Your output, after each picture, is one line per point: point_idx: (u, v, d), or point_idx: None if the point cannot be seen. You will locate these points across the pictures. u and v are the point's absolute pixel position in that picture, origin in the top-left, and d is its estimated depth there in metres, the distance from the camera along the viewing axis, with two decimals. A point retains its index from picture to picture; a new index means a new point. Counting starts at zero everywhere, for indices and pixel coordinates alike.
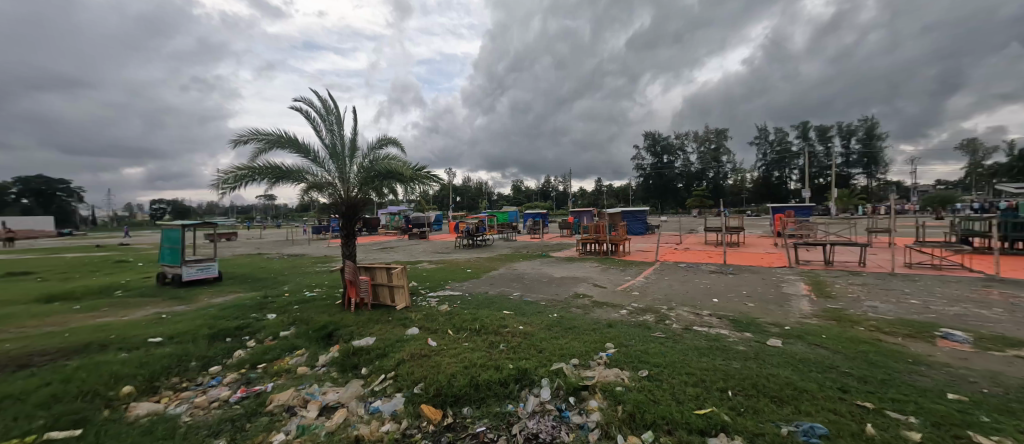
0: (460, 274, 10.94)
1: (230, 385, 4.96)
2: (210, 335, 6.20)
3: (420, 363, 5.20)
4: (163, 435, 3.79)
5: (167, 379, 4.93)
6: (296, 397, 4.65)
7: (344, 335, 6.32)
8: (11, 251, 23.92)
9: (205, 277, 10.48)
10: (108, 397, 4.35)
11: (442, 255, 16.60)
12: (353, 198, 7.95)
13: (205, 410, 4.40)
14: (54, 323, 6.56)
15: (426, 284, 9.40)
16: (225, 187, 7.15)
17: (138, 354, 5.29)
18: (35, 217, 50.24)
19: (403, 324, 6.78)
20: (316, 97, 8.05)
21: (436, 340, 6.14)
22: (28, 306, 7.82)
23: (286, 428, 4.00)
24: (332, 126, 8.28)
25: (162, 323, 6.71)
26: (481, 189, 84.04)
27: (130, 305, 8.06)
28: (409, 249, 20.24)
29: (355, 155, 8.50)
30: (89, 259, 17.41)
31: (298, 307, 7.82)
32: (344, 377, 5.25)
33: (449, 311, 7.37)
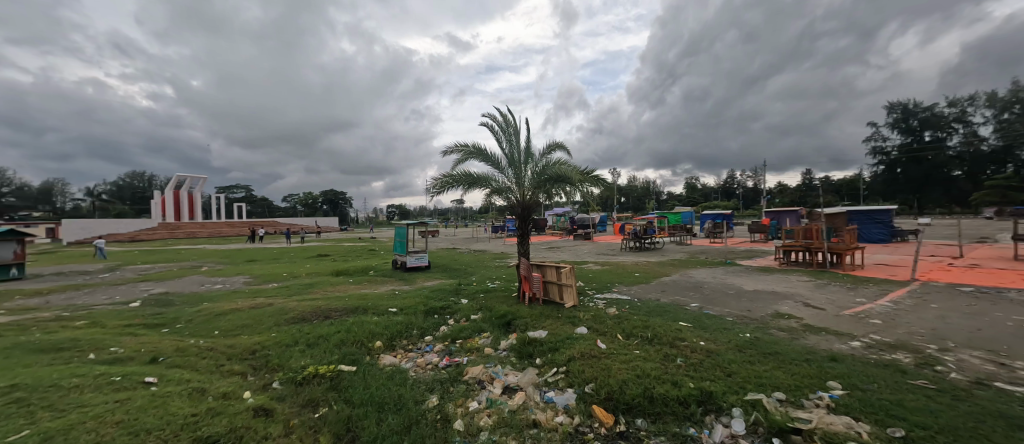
0: (627, 278, 10.49)
1: (439, 353, 6.05)
2: (425, 310, 7.86)
3: (590, 364, 5.08)
4: (399, 382, 4.93)
5: (400, 340, 6.44)
6: (484, 373, 5.21)
7: (520, 325, 6.89)
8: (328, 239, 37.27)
9: (421, 265, 13.46)
10: (369, 347, 5.99)
11: (607, 257, 16.31)
12: (528, 201, 8.89)
13: (424, 370, 5.49)
14: (342, 290, 9.68)
15: (591, 286, 9.48)
16: (434, 192, 8.92)
17: (385, 318, 7.18)
18: (330, 219, 75.84)
19: (572, 322, 6.87)
20: (499, 113, 9.20)
21: (605, 343, 5.91)
22: (330, 277, 11.81)
23: (478, 398, 4.51)
24: (510, 137, 9.32)
25: (396, 297, 8.95)
26: (649, 189, 79.27)
27: (379, 281, 11.13)
28: (574, 249, 20.79)
29: (529, 161, 9.35)
30: (358, 247, 25.04)
31: (483, 295, 9.09)
32: (521, 363, 5.62)
33: (618, 315, 7.08)
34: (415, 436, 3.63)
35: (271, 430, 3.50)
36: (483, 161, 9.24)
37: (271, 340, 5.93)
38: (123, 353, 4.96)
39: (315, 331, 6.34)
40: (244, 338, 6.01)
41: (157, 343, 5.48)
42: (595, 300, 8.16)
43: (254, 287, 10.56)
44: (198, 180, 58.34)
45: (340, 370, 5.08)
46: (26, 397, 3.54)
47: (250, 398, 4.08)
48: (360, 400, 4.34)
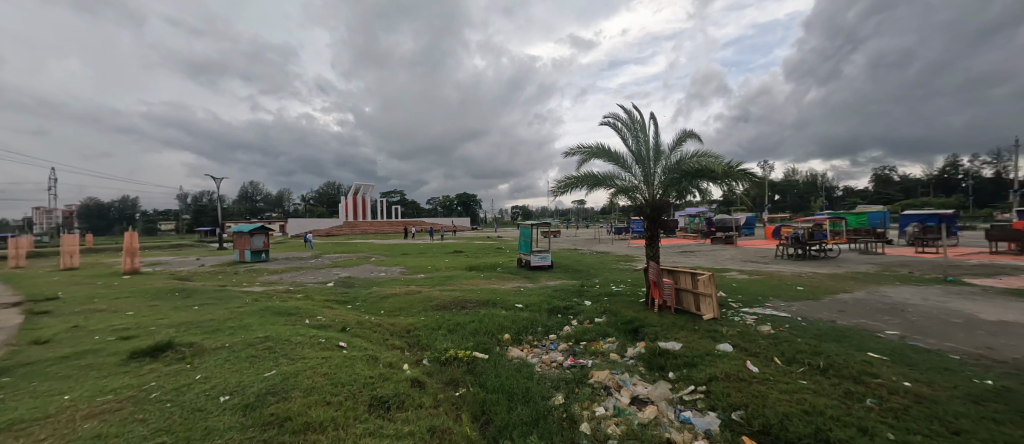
0: (786, 292, 8.72)
1: (563, 353, 5.96)
2: (549, 309, 8.06)
3: (739, 388, 4.12)
4: (527, 375, 4.97)
5: (526, 335, 6.69)
6: (611, 379, 4.71)
7: (649, 334, 6.37)
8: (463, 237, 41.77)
9: (543, 264, 13.89)
10: (499, 338, 6.38)
11: (756, 266, 13.88)
12: (658, 201, 8.49)
13: (549, 367, 5.44)
14: (475, 283, 10.70)
15: (735, 299, 8.28)
16: (558, 193, 9.05)
17: (513, 313, 7.62)
18: (461, 219, 84.89)
19: (713, 337, 5.99)
20: (624, 110, 8.97)
21: (757, 366, 4.75)
22: (465, 271, 13.19)
23: (605, 404, 4.08)
24: (637, 134, 8.99)
25: (522, 294, 9.42)
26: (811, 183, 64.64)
27: (506, 278, 11.92)
28: (711, 255, 18.38)
29: (659, 157, 8.87)
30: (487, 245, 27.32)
31: (607, 299, 8.82)
32: (651, 374, 4.92)
33: (775, 334, 5.88)
34: (542, 431, 3.51)
35: (424, 400, 3.84)
36: (607, 160, 9.02)
37: (420, 323, 6.88)
38: (325, 321, 6.46)
39: (455, 318, 7.13)
40: (403, 318, 7.17)
41: (346, 316, 6.98)
42: (742, 314, 7.10)
43: (407, 276, 12.53)
44: (366, 187, 71.84)
45: (475, 356, 5.49)
46: (272, 346, 4.87)
47: (407, 370, 4.70)
48: (492, 387, 4.51)
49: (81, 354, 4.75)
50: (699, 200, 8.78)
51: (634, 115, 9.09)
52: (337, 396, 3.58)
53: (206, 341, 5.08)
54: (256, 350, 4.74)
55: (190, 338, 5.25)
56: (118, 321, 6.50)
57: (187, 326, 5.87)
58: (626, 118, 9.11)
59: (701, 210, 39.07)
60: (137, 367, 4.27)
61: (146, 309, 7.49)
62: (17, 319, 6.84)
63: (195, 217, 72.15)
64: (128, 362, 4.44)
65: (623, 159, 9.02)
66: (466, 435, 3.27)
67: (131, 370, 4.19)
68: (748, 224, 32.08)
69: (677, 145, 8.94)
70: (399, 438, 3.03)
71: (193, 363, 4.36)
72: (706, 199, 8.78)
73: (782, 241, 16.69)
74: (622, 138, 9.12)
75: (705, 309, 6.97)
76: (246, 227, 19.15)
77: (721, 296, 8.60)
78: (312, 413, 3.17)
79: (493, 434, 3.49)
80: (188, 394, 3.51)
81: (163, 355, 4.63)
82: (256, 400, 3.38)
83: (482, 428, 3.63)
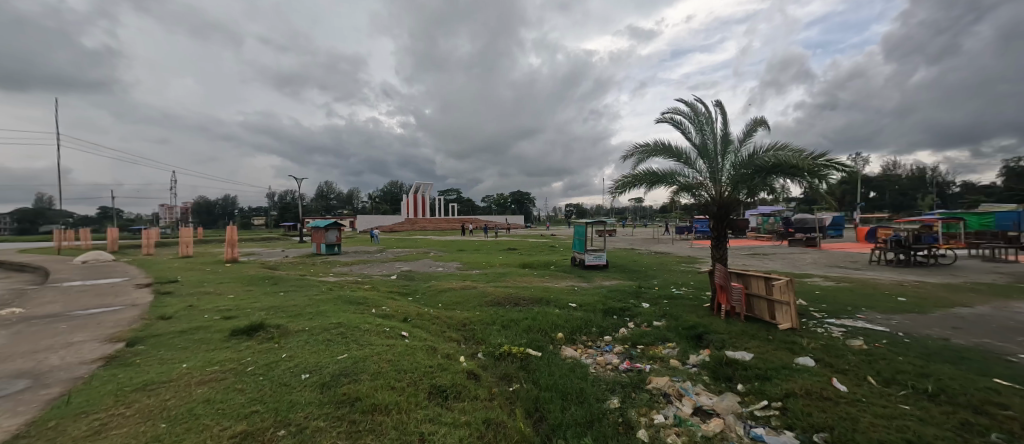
0: (884, 304, 7.59)
1: (619, 356, 5.76)
2: (604, 310, 7.85)
3: (822, 407, 3.67)
4: (581, 375, 4.88)
5: (580, 335, 6.57)
6: (671, 387, 4.46)
7: (715, 341, 5.93)
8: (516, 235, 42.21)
9: (598, 263, 13.56)
10: (552, 337, 6.35)
11: (845, 272, 12.25)
12: (726, 198, 7.91)
13: (604, 369, 5.30)
14: (529, 281, 10.76)
15: (817, 309, 7.41)
16: (615, 192, 8.79)
17: (567, 312, 7.54)
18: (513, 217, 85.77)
19: (790, 349, 5.40)
20: (687, 103, 8.54)
21: (845, 384, 4.18)
22: (518, 269, 13.33)
23: (665, 413, 3.86)
24: (702, 127, 8.49)
25: (576, 293, 9.29)
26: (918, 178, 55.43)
27: (560, 276, 11.83)
28: (788, 259, 16.58)
29: (727, 151, 8.27)
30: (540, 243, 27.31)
31: (667, 302, 8.37)
32: (717, 385, 4.55)
33: (869, 350, 5.15)
34: (597, 434, 3.41)
35: (480, 392, 3.93)
36: (667, 156, 8.55)
37: (476, 317, 7.08)
38: (390, 311, 6.91)
39: (509, 315, 7.23)
40: (459, 311, 7.43)
41: (408, 307, 7.41)
42: (827, 326, 6.34)
43: (463, 272, 12.96)
44: (424, 186, 75.31)
45: (529, 353, 5.51)
46: (344, 331, 5.32)
47: (464, 362, 4.84)
48: (545, 385, 4.49)
49: (196, 329, 5.59)
50: (774, 198, 7.98)
51: (698, 106, 8.54)
52: (401, 382, 3.79)
53: (290, 324, 5.70)
54: (331, 334, 5.21)
55: (277, 320, 5.92)
56: (223, 302, 7.56)
57: (275, 310, 6.63)
58: (689, 111, 8.65)
59: (776, 209, 35.37)
60: (237, 343, 4.91)
61: (244, 293, 8.61)
62: (150, 297, 8.26)
63: (279, 214, 81.21)
64: (230, 339, 5.13)
65: (686, 154, 8.53)
66: (520, 430, 3.29)
67: (232, 346, 4.82)
68: (835, 224, 28.36)
69: (748, 137, 8.21)
70: (457, 426, 3.14)
71: (280, 343, 4.91)
72: (783, 196, 7.95)
73: (878, 244, 14.56)
74: (684, 132, 8.66)
75: (781, 318, 6.35)
76: (322, 223, 21.12)
77: (801, 305, 7.73)
78: (378, 396, 3.40)
79: (546, 432, 3.47)
80: (277, 370, 3.95)
81: (256, 335, 5.27)
82: (332, 379, 3.70)
83: (536, 425, 3.64)
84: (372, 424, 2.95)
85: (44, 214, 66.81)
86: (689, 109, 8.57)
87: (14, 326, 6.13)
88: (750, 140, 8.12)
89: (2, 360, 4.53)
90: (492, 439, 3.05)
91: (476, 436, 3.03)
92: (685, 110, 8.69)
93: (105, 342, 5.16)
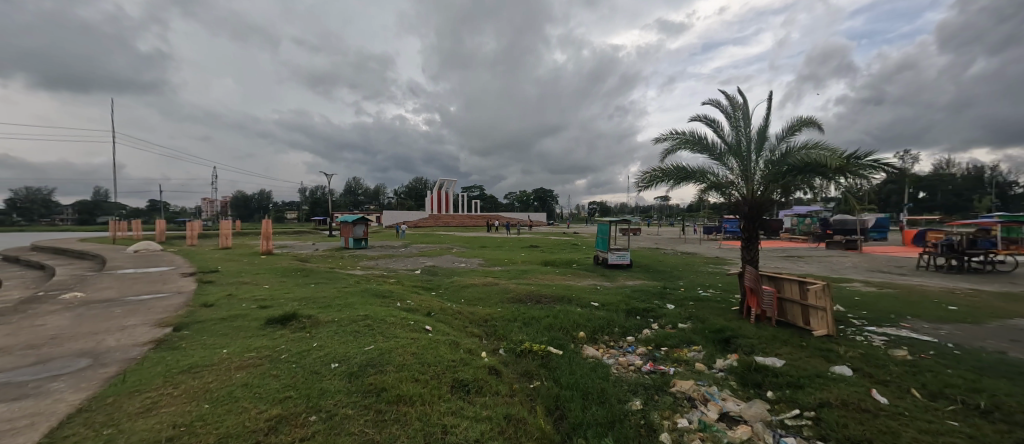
0: (931, 312, 7.09)
1: (642, 357, 5.66)
2: (627, 310, 7.73)
3: (860, 419, 3.48)
4: (603, 375, 4.83)
5: (603, 335, 6.50)
6: (696, 391, 4.35)
7: (744, 346, 5.72)
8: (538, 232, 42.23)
9: (621, 262, 13.35)
10: (573, 336, 6.31)
11: (889, 277, 11.52)
12: (758, 197, 7.62)
13: (626, 369, 5.23)
14: (550, 279, 10.74)
15: (856, 316, 7.02)
16: (641, 187, 8.61)
17: (589, 311, 7.48)
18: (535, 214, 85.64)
19: (826, 357, 5.14)
20: (725, 96, 8.28)
21: (886, 396, 3.95)
22: (540, 266, 13.32)
23: (689, 417, 3.77)
24: (737, 123, 8.23)
25: (598, 292, 9.19)
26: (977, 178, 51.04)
27: (582, 275, 11.73)
28: (826, 262, 15.73)
29: (762, 149, 7.96)
30: (563, 241, 27.13)
31: (693, 304, 8.15)
32: (745, 391, 4.39)
33: (914, 361, 4.83)
34: (619, 435, 3.38)
35: (501, 388, 3.97)
36: (698, 150, 8.30)
37: (497, 314, 7.13)
38: (414, 306, 7.07)
39: (530, 312, 7.24)
40: (481, 308, 7.51)
41: (431, 302, 7.55)
42: (867, 334, 6.00)
43: (486, 268, 13.07)
44: (448, 182, 76.19)
45: (550, 351, 5.51)
46: (371, 324, 5.49)
47: (485, 358, 4.89)
48: (566, 383, 4.49)
49: (234, 317, 5.91)
50: (810, 198, 7.61)
51: (736, 100, 8.25)
52: (424, 375, 3.88)
53: (320, 315, 5.93)
54: (358, 326, 5.39)
55: (308, 311, 6.18)
56: (259, 292, 7.97)
57: (307, 301, 6.93)
58: (726, 106, 8.39)
59: (813, 210, 33.61)
60: (271, 332, 5.16)
61: (277, 284, 9.03)
62: (194, 285, 8.83)
63: (309, 208, 84.36)
64: (266, 327, 5.40)
65: (718, 150, 8.28)
66: (541, 427, 3.29)
67: (268, 334, 5.08)
68: (878, 226, 26.64)
69: (788, 135, 7.86)
70: (479, 420, 3.18)
71: (311, 333, 5.12)
72: (820, 197, 7.57)
73: (927, 248, 13.58)
74: (718, 128, 8.43)
75: (816, 324, 6.07)
76: (350, 218, 21.79)
77: (838, 311, 7.33)
78: (402, 387, 3.49)
79: (567, 430, 3.47)
80: (308, 358, 4.12)
81: (289, 324, 5.53)
82: (359, 370, 3.83)
83: (556, 423, 3.64)
84: (397, 415, 3.03)
85: (100, 205, 72.32)
86: (726, 104, 8.32)
87: (76, 309, 6.69)
88: (787, 138, 7.78)
89: (66, 340, 4.95)
90: (513, 435, 3.07)
91: (498, 431, 3.07)
92: (722, 104, 8.44)
93: (154, 326, 5.54)
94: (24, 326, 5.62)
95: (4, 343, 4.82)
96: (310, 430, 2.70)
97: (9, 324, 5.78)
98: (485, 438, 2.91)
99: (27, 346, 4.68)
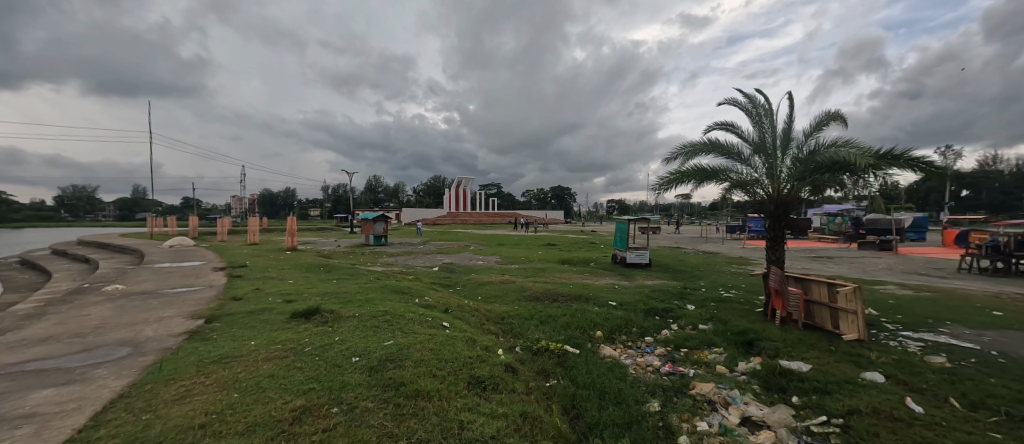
0: (974, 318, 6.66)
1: (660, 358, 5.57)
2: (646, 310, 7.61)
3: (892, 428, 3.32)
4: (620, 375, 4.79)
5: (620, 335, 6.42)
6: (716, 394, 4.23)
7: (768, 350, 5.53)
8: (556, 231, 41.99)
9: (640, 262, 13.13)
10: (590, 335, 6.26)
11: (926, 280, 10.88)
12: (785, 197, 7.36)
13: (644, 370, 5.17)
14: (568, 277, 10.66)
15: (890, 320, 6.68)
16: (660, 189, 8.45)
17: (606, 310, 7.41)
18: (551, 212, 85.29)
19: (856, 363, 4.92)
20: (745, 93, 8.01)
21: (921, 405, 3.75)
22: (556, 265, 13.26)
23: (709, 420, 3.69)
24: (759, 120, 7.96)
25: (616, 291, 9.08)
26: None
27: (599, 274, 11.63)
28: (858, 263, 14.99)
29: (789, 145, 7.66)
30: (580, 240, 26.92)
31: (715, 305, 7.95)
32: (769, 395, 4.26)
33: (954, 369, 4.55)
34: (636, 436, 3.35)
35: (517, 386, 3.98)
36: (720, 149, 8.05)
37: (514, 312, 7.16)
38: (431, 302, 7.17)
39: (547, 310, 7.24)
40: (498, 305, 7.55)
41: (449, 299, 7.65)
42: (902, 340, 5.70)
43: (503, 266, 13.09)
44: (465, 180, 76.46)
45: (566, 349, 5.48)
46: (390, 319, 5.61)
47: (502, 355, 4.92)
48: (583, 382, 4.46)
49: (262, 310, 6.16)
50: (841, 196, 7.29)
51: (755, 98, 7.96)
52: (442, 371, 3.93)
53: (342, 310, 6.10)
54: (378, 321, 5.51)
55: (330, 306, 6.35)
56: (284, 287, 8.24)
57: (329, 296, 7.16)
58: (746, 103, 8.11)
59: (844, 209, 32.09)
60: (296, 325, 5.36)
61: (301, 279, 9.34)
62: (223, 280, 9.22)
63: (331, 206, 86.69)
64: (290, 321, 5.60)
65: (741, 149, 8.02)
66: (556, 426, 3.29)
67: (293, 327, 5.27)
68: (916, 226, 25.04)
69: (816, 130, 7.54)
70: (495, 417, 3.20)
71: (333, 327, 5.27)
72: (851, 195, 7.24)
73: (969, 250, 12.75)
74: (740, 126, 8.18)
75: (846, 327, 5.82)
76: (369, 215, 22.17)
77: (870, 315, 7.01)
78: (420, 382, 3.54)
79: (583, 430, 3.45)
80: (330, 352, 4.25)
81: (313, 318, 5.72)
82: (379, 364, 3.92)
83: (573, 422, 3.62)
84: (415, 409, 3.09)
85: (139, 202, 76.52)
86: (745, 101, 8.04)
87: (117, 300, 7.11)
88: (815, 134, 7.46)
89: (109, 329, 5.27)
90: (530, 433, 3.07)
91: (514, 428, 3.08)
92: (741, 101, 8.16)
93: (188, 318, 5.82)
94: (71, 316, 6.01)
95: (53, 331, 5.17)
96: (332, 422, 2.77)
97: (58, 314, 6.19)
98: (501, 435, 2.93)
99: (73, 335, 4.99)
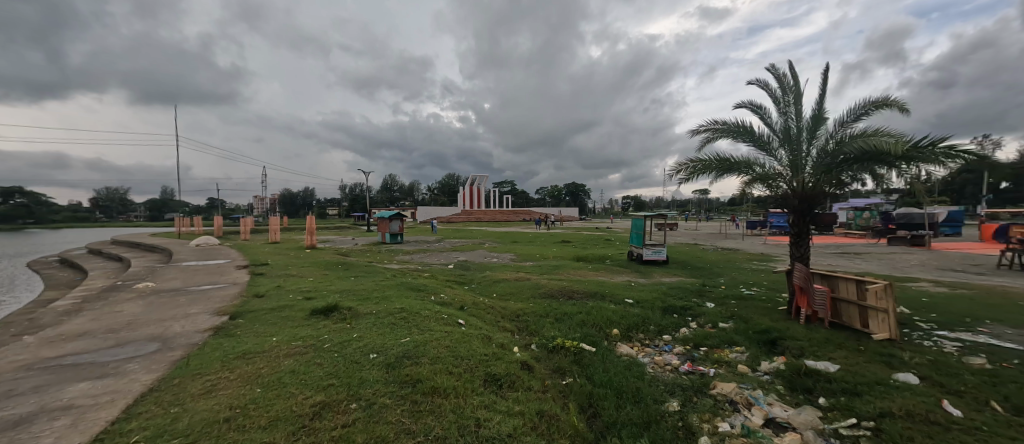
0: (1016, 316, 6.28)
1: (679, 357, 5.44)
2: (663, 307, 7.46)
3: (929, 433, 3.13)
4: (638, 374, 4.69)
5: (637, 334, 6.30)
6: (738, 394, 4.10)
7: (792, 349, 5.35)
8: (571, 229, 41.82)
9: (657, 259, 12.91)
10: (607, 332, 6.18)
11: (963, 276, 10.35)
12: (810, 190, 7.06)
13: (662, 368, 5.07)
14: (583, 274, 10.59)
15: (924, 319, 6.35)
16: (680, 179, 8.27)
17: (623, 308, 7.31)
18: None
19: (888, 363, 4.70)
20: (774, 78, 7.72)
21: (959, 408, 3.55)
22: (571, 262, 13.18)
23: (730, 421, 3.57)
24: (785, 108, 7.71)
25: (633, 289, 8.93)
26: None
27: (615, 271, 11.46)
28: (891, 260, 14.26)
29: (817, 135, 7.37)
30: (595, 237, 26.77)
31: (736, 303, 7.72)
32: (794, 396, 4.11)
33: (995, 371, 4.28)
34: (655, 436, 3.27)
35: (533, 383, 3.96)
36: (742, 140, 7.82)
37: (529, 309, 7.16)
38: (446, 300, 7.20)
39: (562, 308, 7.20)
40: (512, 302, 7.57)
41: (464, 296, 7.68)
42: (936, 340, 5.42)
43: (517, 263, 13.07)
44: (479, 178, 76.95)
45: (583, 347, 5.41)
46: (407, 316, 5.67)
47: (517, 353, 4.89)
48: (600, 381, 4.39)
49: (283, 307, 6.30)
50: (869, 189, 6.98)
51: (786, 81, 7.65)
52: (458, 368, 3.94)
53: (359, 307, 6.18)
54: (395, 318, 5.58)
55: (349, 303, 6.47)
56: (304, 285, 8.42)
57: (347, 293, 7.27)
58: (775, 89, 7.81)
59: (872, 202, 30.80)
60: (316, 322, 5.46)
61: (321, 277, 9.53)
62: (246, 277, 9.54)
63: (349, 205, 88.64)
64: (310, 318, 5.71)
65: (765, 139, 7.74)
66: (573, 424, 3.23)
67: (312, 324, 5.39)
68: (951, 220, 23.86)
69: (848, 120, 7.21)
70: (512, 415, 3.19)
71: (351, 324, 5.36)
72: (879, 188, 6.93)
73: (1012, 246, 11.93)
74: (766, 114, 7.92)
75: (876, 326, 5.57)
76: (385, 214, 22.54)
77: (902, 313, 6.70)
78: (437, 379, 3.56)
79: (600, 429, 3.39)
80: (348, 348, 4.32)
81: (332, 315, 5.81)
82: (396, 361, 3.95)
83: (590, 421, 3.56)
84: (432, 405, 3.10)
85: (167, 202, 80.06)
86: (775, 86, 7.75)
87: (149, 297, 7.45)
88: (843, 124, 7.19)
89: (140, 325, 5.49)
90: (546, 431, 3.05)
91: (530, 426, 3.05)
92: (770, 86, 7.86)
93: (213, 315, 6.01)
94: (106, 312, 6.32)
95: (91, 326, 5.46)
96: (351, 417, 2.81)
97: (95, 309, 6.54)
98: (518, 433, 2.91)
99: (108, 330, 5.24)
